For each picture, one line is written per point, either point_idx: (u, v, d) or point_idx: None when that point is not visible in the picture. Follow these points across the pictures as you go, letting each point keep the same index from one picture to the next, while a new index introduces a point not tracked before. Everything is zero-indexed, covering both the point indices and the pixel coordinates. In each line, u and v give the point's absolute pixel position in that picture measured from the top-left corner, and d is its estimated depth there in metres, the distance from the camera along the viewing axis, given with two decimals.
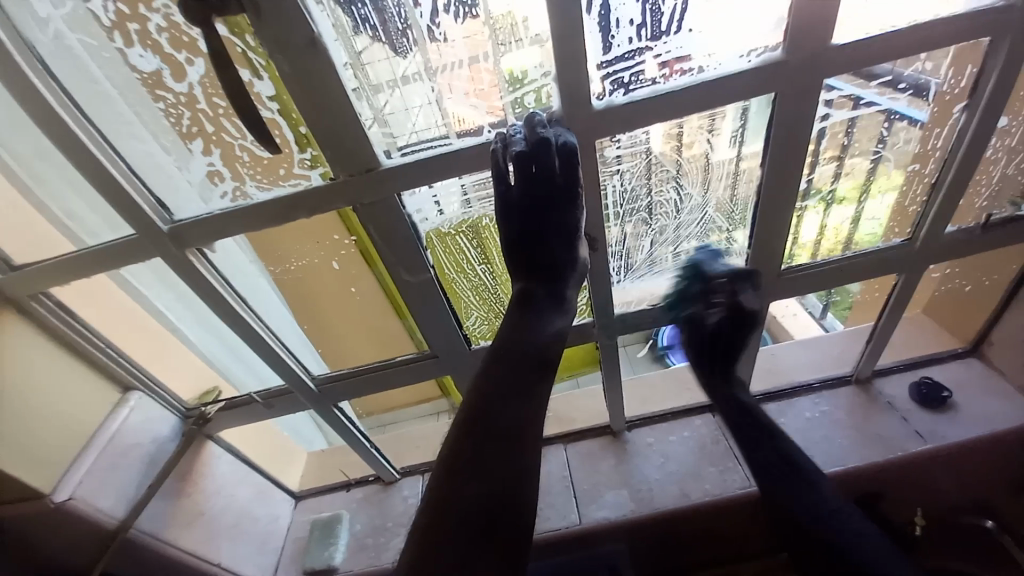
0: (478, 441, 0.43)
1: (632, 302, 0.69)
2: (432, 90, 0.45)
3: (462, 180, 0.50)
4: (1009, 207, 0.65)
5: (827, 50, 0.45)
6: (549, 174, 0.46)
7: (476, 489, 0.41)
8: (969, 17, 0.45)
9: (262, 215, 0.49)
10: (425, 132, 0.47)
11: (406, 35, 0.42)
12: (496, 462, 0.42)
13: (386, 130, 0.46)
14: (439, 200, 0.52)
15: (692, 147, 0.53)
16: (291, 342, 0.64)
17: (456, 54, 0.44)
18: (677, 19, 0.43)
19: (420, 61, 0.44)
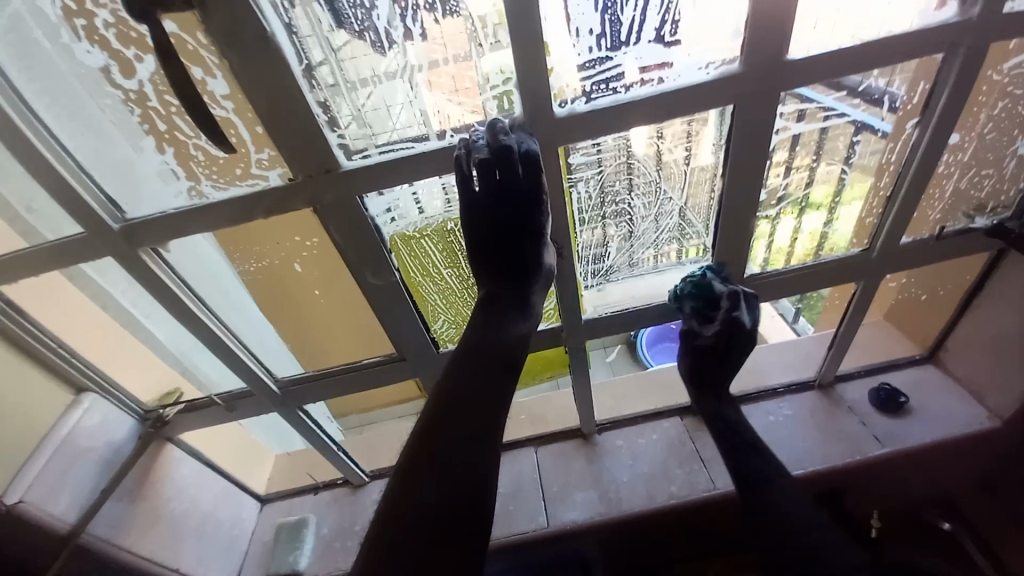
0: (440, 445, 0.43)
1: (611, 303, 0.69)
2: (409, 85, 0.44)
3: (443, 179, 0.50)
4: (963, 219, 0.68)
5: (783, 63, 0.46)
6: (513, 180, 0.46)
7: (437, 490, 0.41)
8: (919, 36, 0.47)
9: (219, 214, 0.48)
10: (406, 131, 0.46)
11: (367, 35, 0.42)
12: (458, 463, 0.42)
13: (365, 128, 0.46)
14: (419, 198, 0.52)
15: (672, 154, 0.54)
16: (253, 342, 0.63)
17: (415, 56, 0.43)
18: (636, 30, 0.44)
19: (402, 58, 0.43)
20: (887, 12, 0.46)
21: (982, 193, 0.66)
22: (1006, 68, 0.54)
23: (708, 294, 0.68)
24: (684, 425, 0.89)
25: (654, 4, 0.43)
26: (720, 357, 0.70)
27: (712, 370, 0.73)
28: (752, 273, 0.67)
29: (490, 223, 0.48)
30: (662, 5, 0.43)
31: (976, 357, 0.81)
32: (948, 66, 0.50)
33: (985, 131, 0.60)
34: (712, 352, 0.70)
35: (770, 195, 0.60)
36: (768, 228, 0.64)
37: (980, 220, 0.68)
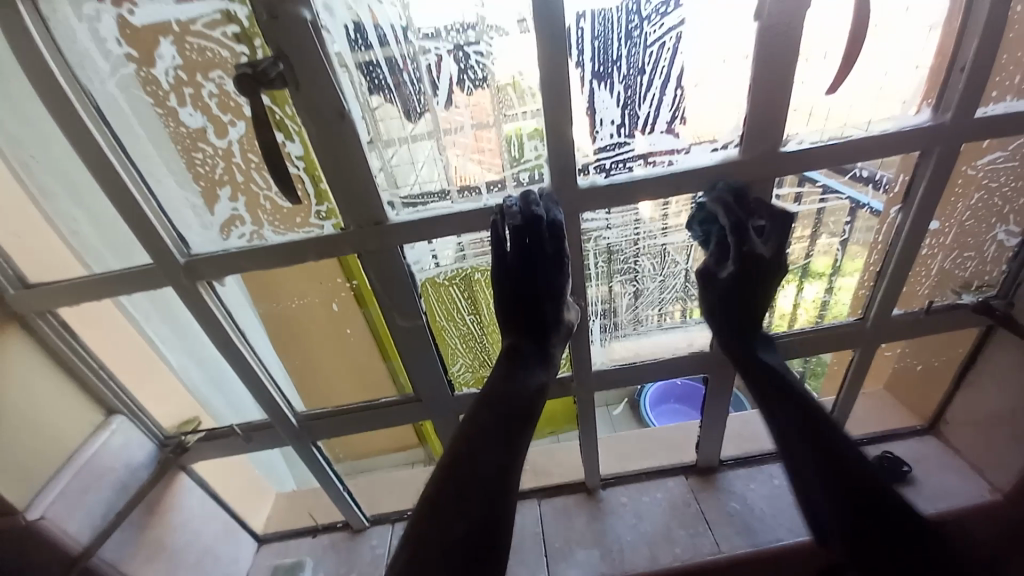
0: (462, 482, 0.46)
1: (617, 358, 0.73)
2: (438, 148, 0.51)
3: (460, 238, 0.56)
4: (950, 295, 0.73)
5: (778, 154, 0.53)
6: (539, 244, 0.51)
7: (456, 529, 0.44)
8: (897, 136, 0.54)
9: (273, 255, 0.53)
10: (427, 184, 0.53)
11: (411, 100, 0.49)
12: (476, 503, 0.45)
13: (391, 181, 0.52)
14: (436, 253, 0.57)
15: (678, 219, 0.59)
16: (278, 374, 0.67)
17: (442, 122, 0.50)
18: (650, 121, 0.51)
19: (431, 123, 0.50)
20: (864, 109, 0.54)
21: (966, 272, 0.71)
22: (979, 164, 0.61)
23: (711, 354, 0.71)
24: (688, 484, 0.89)
25: (666, 102, 0.50)
26: (741, 297, 0.58)
27: (733, 319, 0.60)
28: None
29: (507, 285, 0.53)
30: (673, 103, 0.51)
31: (977, 433, 0.82)
32: (926, 160, 0.57)
33: (964, 218, 0.66)
34: (732, 294, 0.59)
35: None
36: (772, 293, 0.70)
37: (967, 296, 0.72)
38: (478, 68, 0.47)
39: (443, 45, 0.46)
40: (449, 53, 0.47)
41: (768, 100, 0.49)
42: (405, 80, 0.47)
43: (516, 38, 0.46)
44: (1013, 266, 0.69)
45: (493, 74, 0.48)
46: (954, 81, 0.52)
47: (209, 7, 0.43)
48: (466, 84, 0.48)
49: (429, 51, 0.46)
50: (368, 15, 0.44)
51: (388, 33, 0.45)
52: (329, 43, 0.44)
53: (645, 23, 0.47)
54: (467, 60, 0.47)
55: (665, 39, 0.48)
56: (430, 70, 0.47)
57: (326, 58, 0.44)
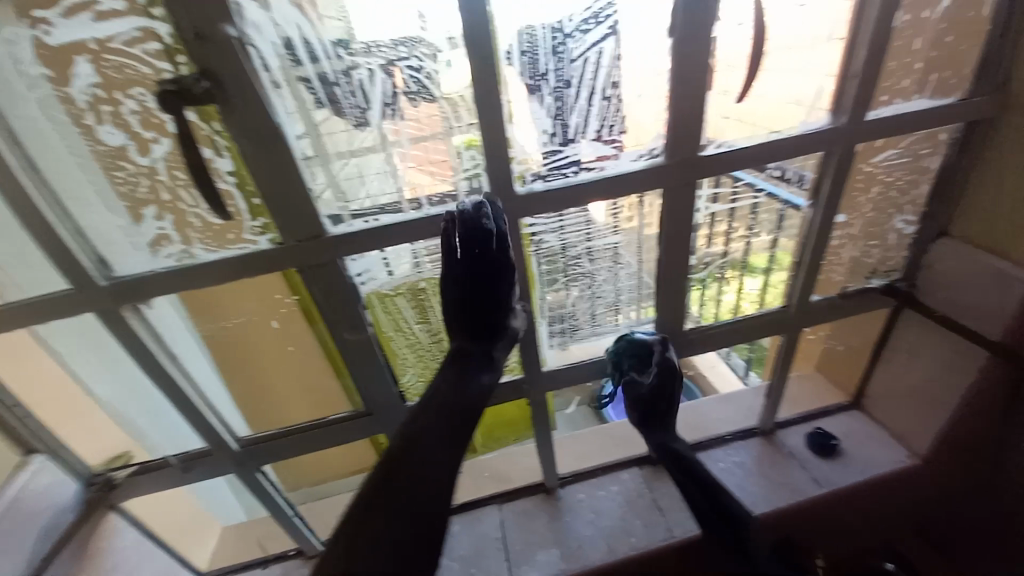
0: (400, 468, 0.48)
1: (576, 357, 0.75)
2: (388, 161, 0.51)
3: (414, 245, 0.55)
4: (863, 279, 0.80)
5: (698, 157, 0.57)
6: (488, 254, 0.52)
7: (397, 525, 0.45)
8: (803, 138, 0.59)
9: (206, 275, 0.51)
10: (379, 198, 0.52)
11: (355, 113, 0.48)
12: (418, 501, 0.47)
13: (340, 197, 0.51)
14: (389, 262, 0.56)
15: (629, 222, 0.63)
16: (218, 399, 0.64)
17: (391, 134, 0.50)
18: (580, 130, 0.54)
19: (377, 135, 0.49)
20: (774, 117, 0.59)
21: (873, 259, 0.78)
22: (875, 161, 0.68)
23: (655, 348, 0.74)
24: (642, 475, 0.92)
25: (595, 113, 0.53)
26: (660, 400, 0.70)
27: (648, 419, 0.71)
28: (704, 325, 0.76)
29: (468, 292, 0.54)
30: (601, 115, 0.53)
31: (893, 403, 0.89)
32: (830, 159, 0.63)
33: (866, 210, 0.73)
34: (648, 400, 0.70)
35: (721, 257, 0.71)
36: (717, 287, 0.74)
37: (875, 280, 0.80)
38: (413, 83, 0.48)
39: (375, 60, 0.46)
40: (382, 68, 0.47)
41: (688, 111, 0.53)
42: (339, 95, 0.47)
43: (449, 54, 0.47)
44: (912, 253, 0.77)
45: (430, 88, 0.48)
46: (848, 88, 0.58)
47: (129, 23, 0.41)
48: (401, 98, 0.48)
49: (361, 67, 0.46)
50: (297, 31, 0.44)
51: (319, 50, 0.45)
52: (257, 59, 0.43)
53: (570, 37, 0.49)
54: (401, 75, 0.47)
55: (588, 54, 0.50)
56: (364, 85, 0.47)
57: (255, 73, 0.43)
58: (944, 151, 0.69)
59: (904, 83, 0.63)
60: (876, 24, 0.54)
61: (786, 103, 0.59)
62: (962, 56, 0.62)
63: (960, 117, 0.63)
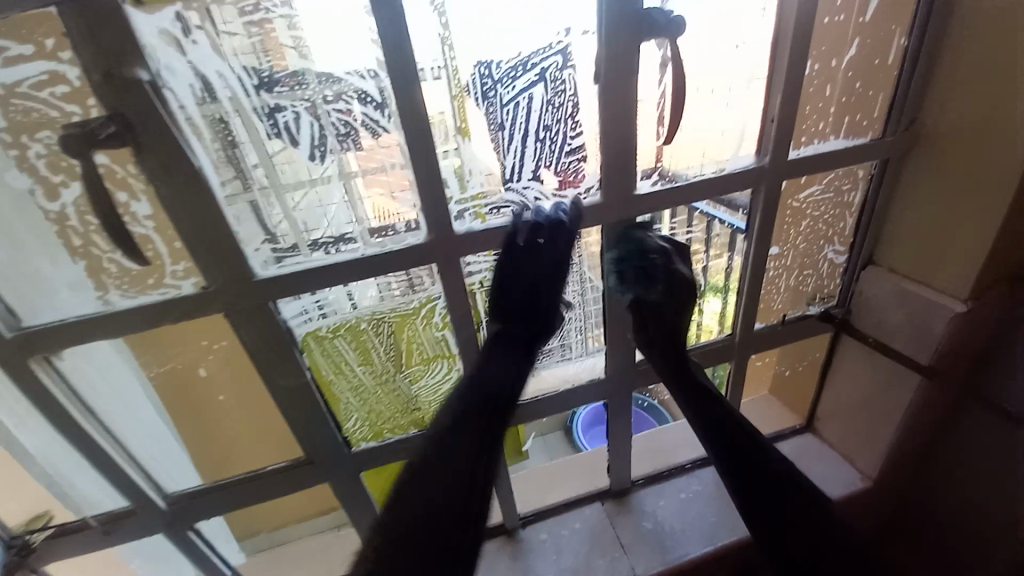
0: (444, 454, 0.51)
1: (546, 384, 0.76)
2: (347, 192, 0.50)
3: (380, 280, 0.54)
4: (802, 306, 0.83)
5: (632, 196, 0.59)
6: (537, 250, 0.56)
7: (435, 496, 0.49)
8: (732, 175, 0.63)
9: (124, 321, 0.48)
10: (342, 226, 0.51)
11: (312, 145, 0.47)
12: (456, 475, 0.50)
13: (298, 228, 0.49)
14: (354, 293, 0.54)
15: (593, 247, 0.65)
16: (144, 448, 0.60)
17: (353, 164, 0.49)
18: (516, 171, 0.56)
19: (337, 166, 0.48)
20: (695, 153, 0.62)
21: (809, 287, 0.82)
22: (802, 197, 0.73)
23: (607, 378, 0.75)
24: (605, 510, 0.90)
25: (529, 154, 0.55)
26: (668, 317, 0.67)
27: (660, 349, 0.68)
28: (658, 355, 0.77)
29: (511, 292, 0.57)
30: (535, 156, 0.56)
31: (839, 426, 0.92)
32: (757, 197, 0.66)
33: (797, 243, 0.78)
34: (660, 317, 0.67)
35: None
36: None
37: (814, 307, 0.84)
38: (342, 126, 0.47)
39: (301, 103, 0.45)
40: (308, 111, 0.46)
41: (619, 154, 0.55)
42: (262, 139, 0.46)
43: (380, 102, 0.47)
44: (844, 280, 0.81)
45: (363, 132, 0.48)
46: (768, 130, 0.62)
47: (35, 67, 0.39)
48: (329, 140, 0.47)
49: (285, 109, 0.45)
50: (215, 75, 0.42)
51: (240, 92, 0.43)
52: (173, 102, 0.41)
53: (497, 84, 0.51)
54: (329, 118, 0.46)
55: (518, 99, 0.52)
56: (289, 128, 0.46)
57: (171, 116, 0.41)
58: (863, 186, 0.73)
59: (821, 125, 0.67)
60: (788, 73, 0.57)
61: (708, 146, 0.62)
62: (871, 101, 0.67)
63: (874, 155, 0.67)
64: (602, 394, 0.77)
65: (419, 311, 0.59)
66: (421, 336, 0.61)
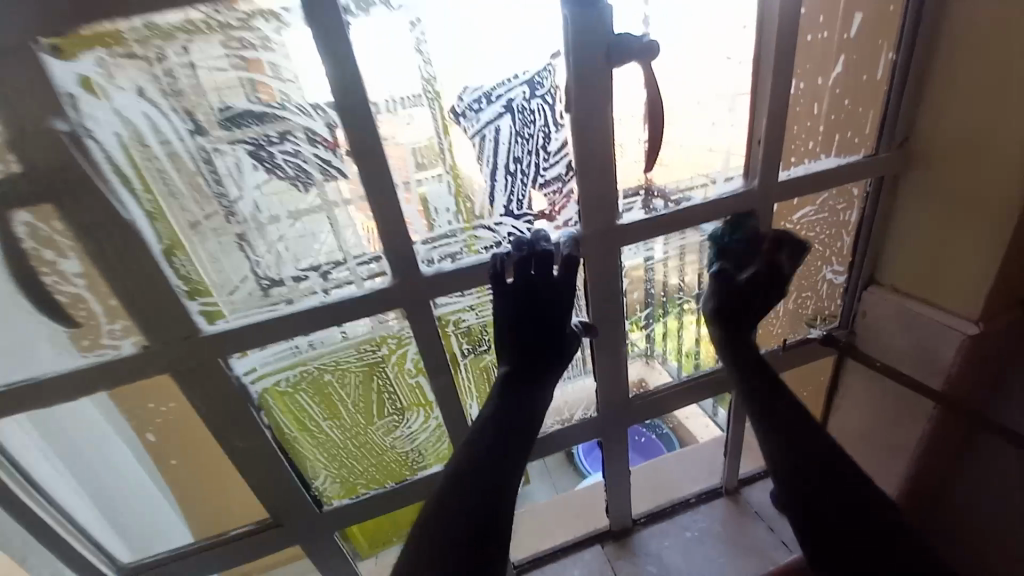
0: (465, 491, 0.44)
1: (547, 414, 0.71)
2: (332, 222, 0.47)
3: (377, 317, 0.53)
4: (804, 328, 0.80)
5: (616, 227, 0.56)
6: (545, 279, 0.52)
7: (458, 537, 0.42)
8: (718, 201, 0.59)
9: (58, 386, 0.45)
10: (331, 254, 0.49)
11: (294, 174, 0.45)
12: (482, 511, 0.43)
13: (290, 257, 0.48)
14: (345, 330, 0.52)
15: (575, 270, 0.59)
16: (89, 520, 0.55)
17: (337, 194, 0.46)
18: (487, 206, 0.53)
19: (320, 197, 0.46)
20: (678, 171, 0.58)
21: (808, 309, 0.79)
22: (796, 218, 0.69)
23: (599, 416, 0.71)
24: (605, 554, 0.85)
25: (500, 188, 0.52)
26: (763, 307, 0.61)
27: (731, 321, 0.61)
28: (650, 387, 0.73)
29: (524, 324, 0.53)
30: (506, 189, 0.52)
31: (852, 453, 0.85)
32: (748, 220, 0.63)
33: (796, 264, 0.74)
34: (744, 299, 0.61)
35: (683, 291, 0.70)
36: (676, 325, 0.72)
37: (817, 328, 0.80)
38: (289, 167, 0.44)
39: (241, 147, 0.42)
40: (251, 155, 0.43)
41: (597, 184, 0.52)
42: (203, 186, 0.43)
43: (329, 143, 0.44)
44: (846, 301, 0.77)
45: (312, 175, 0.45)
46: (755, 153, 0.58)
47: None
48: (276, 185, 0.45)
49: (225, 153, 0.42)
50: (146, 121, 0.40)
51: (174, 139, 0.41)
52: (99, 153, 0.38)
53: (461, 118, 0.48)
54: (274, 161, 0.44)
55: (484, 131, 0.49)
56: (231, 174, 0.43)
57: (99, 174, 0.38)
58: (859, 204, 0.69)
59: (810, 145, 0.64)
60: (773, 92, 0.54)
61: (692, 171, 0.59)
62: (860, 117, 0.64)
63: (867, 174, 0.64)
64: (596, 431, 0.73)
65: (388, 358, 0.56)
66: (391, 384, 0.59)
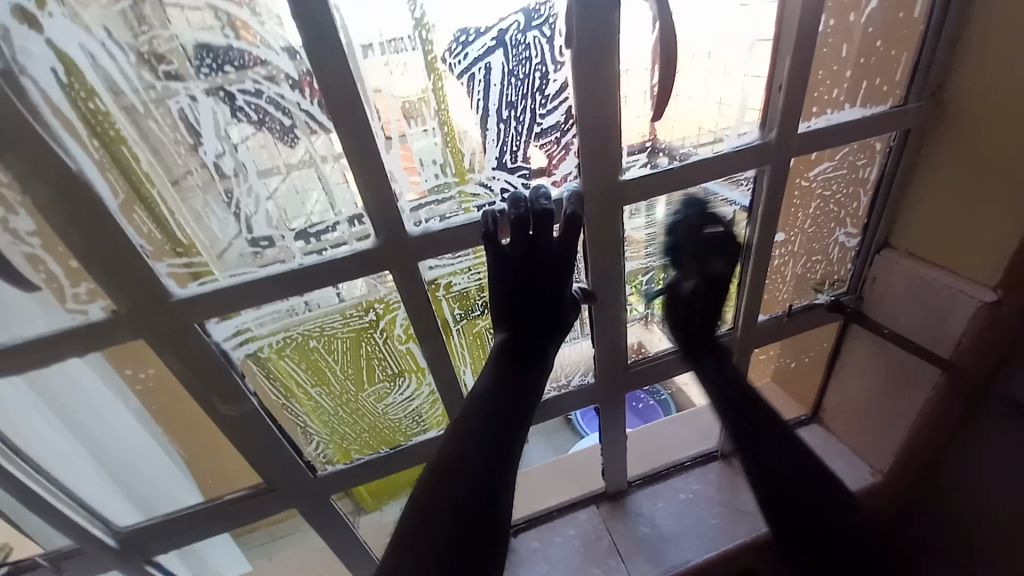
0: (453, 470, 0.42)
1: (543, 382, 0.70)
2: (323, 179, 0.44)
3: (372, 278, 0.50)
4: (811, 294, 0.77)
5: (619, 184, 0.51)
6: (545, 242, 0.48)
7: (444, 520, 0.40)
8: (731, 155, 0.55)
9: (24, 355, 0.42)
10: (321, 213, 0.45)
11: (280, 127, 0.41)
12: (471, 493, 0.41)
13: (282, 215, 0.45)
14: (340, 292, 0.50)
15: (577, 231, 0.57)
16: (82, 484, 0.54)
17: (326, 149, 0.43)
18: (479, 157, 0.48)
19: (308, 152, 0.43)
20: (683, 121, 0.54)
21: (818, 274, 0.76)
22: (812, 175, 0.65)
23: (596, 382, 0.70)
24: (600, 515, 0.86)
25: (493, 138, 0.48)
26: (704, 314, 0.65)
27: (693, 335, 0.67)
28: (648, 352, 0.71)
29: (521, 293, 0.49)
30: (499, 140, 0.48)
31: (848, 419, 0.85)
32: (762, 175, 0.58)
33: (806, 226, 0.70)
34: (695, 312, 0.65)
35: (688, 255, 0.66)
36: None
37: (824, 294, 0.77)
38: (254, 112, 0.40)
39: (195, 84, 0.38)
40: (207, 95, 0.39)
41: (600, 133, 0.48)
42: (158, 131, 0.39)
43: (294, 81, 0.40)
44: (857, 265, 0.73)
45: (278, 117, 0.41)
46: (774, 100, 0.53)
47: None
48: (239, 129, 0.41)
49: (179, 94, 0.38)
50: (83, 55, 0.35)
51: (119, 77, 0.37)
52: (35, 93, 0.34)
53: (451, 59, 0.43)
54: (235, 102, 0.40)
55: (475, 72, 0.44)
56: (187, 116, 0.39)
57: (39, 119, 0.35)
58: (880, 160, 0.64)
59: (833, 94, 0.59)
60: (798, 31, 0.49)
61: (703, 122, 0.54)
62: (892, 62, 0.58)
63: (891, 127, 0.59)
64: (592, 398, 0.71)
65: (378, 323, 0.54)
66: (382, 351, 0.57)
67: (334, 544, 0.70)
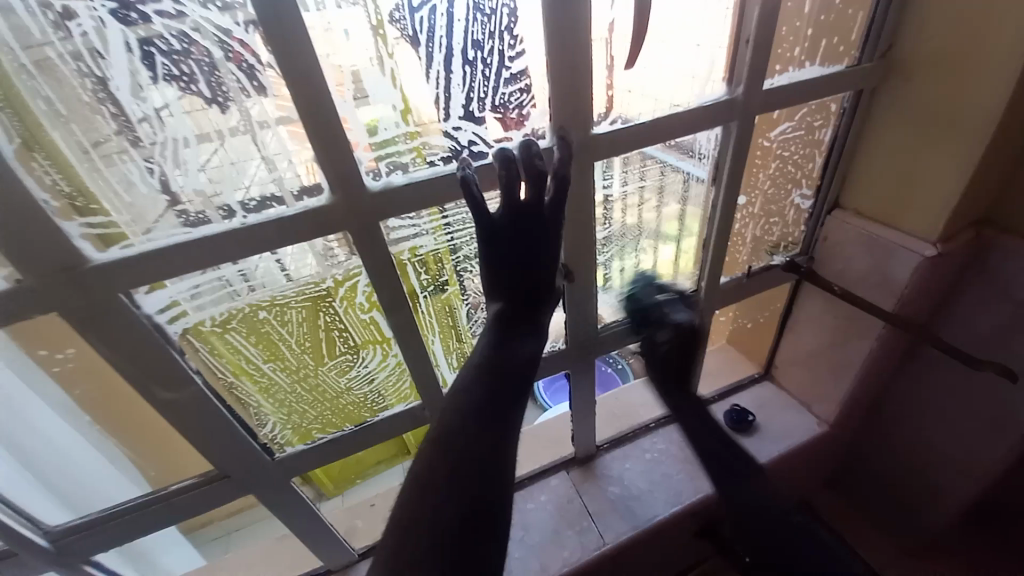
0: (453, 452, 0.40)
1: None
2: (259, 150, 0.40)
3: (322, 239, 0.46)
4: (765, 256, 0.79)
5: (591, 138, 0.49)
6: (536, 207, 0.45)
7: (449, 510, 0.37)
8: (701, 111, 0.54)
9: None
10: (259, 185, 0.41)
11: (209, 84, 0.36)
12: (474, 474, 0.39)
13: (217, 181, 0.40)
14: (286, 263, 0.46)
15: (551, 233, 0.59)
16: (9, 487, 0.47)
17: (264, 112, 0.39)
18: (444, 105, 0.45)
19: (241, 116, 0.38)
20: (654, 76, 0.52)
21: (773, 236, 0.78)
22: (772, 136, 0.68)
23: (567, 348, 0.69)
24: (571, 479, 0.87)
25: (455, 83, 0.44)
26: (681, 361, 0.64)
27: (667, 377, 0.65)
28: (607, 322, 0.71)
29: (511, 263, 0.46)
30: (465, 85, 0.45)
31: (799, 373, 0.90)
32: (728, 134, 0.58)
33: (764, 189, 0.73)
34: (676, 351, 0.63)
35: (655, 218, 0.67)
36: (649, 251, 0.70)
37: (778, 256, 0.79)
38: (178, 47, 0.35)
39: (100, 3, 0.32)
40: (116, 19, 0.33)
41: (571, 81, 0.45)
42: (56, 63, 0.33)
43: (223, 6, 0.34)
44: (809, 227, 0.77)
45: (207, 57, 0.35)
46: (741, 55, 0.52)
47: None
48: (158, 65, 0.35)
49: (81, 18, 0.32)
50: None
51: None
52: None
53: None
54: (153, 32, 0.34)
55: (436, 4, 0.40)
56: (92, 46, 0.33)
57: None
58: (834, 122, 0.66)
59: (795, 52, 0.60)
60: None
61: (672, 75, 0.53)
62: (849, 20, 0.59)
63: (849, 85, 0.61)
64: (563, 365, 0.71)
65: (336, 291, 0.50)
66: (341, 321, 0.53)
67: (299, 530, 0.66)
